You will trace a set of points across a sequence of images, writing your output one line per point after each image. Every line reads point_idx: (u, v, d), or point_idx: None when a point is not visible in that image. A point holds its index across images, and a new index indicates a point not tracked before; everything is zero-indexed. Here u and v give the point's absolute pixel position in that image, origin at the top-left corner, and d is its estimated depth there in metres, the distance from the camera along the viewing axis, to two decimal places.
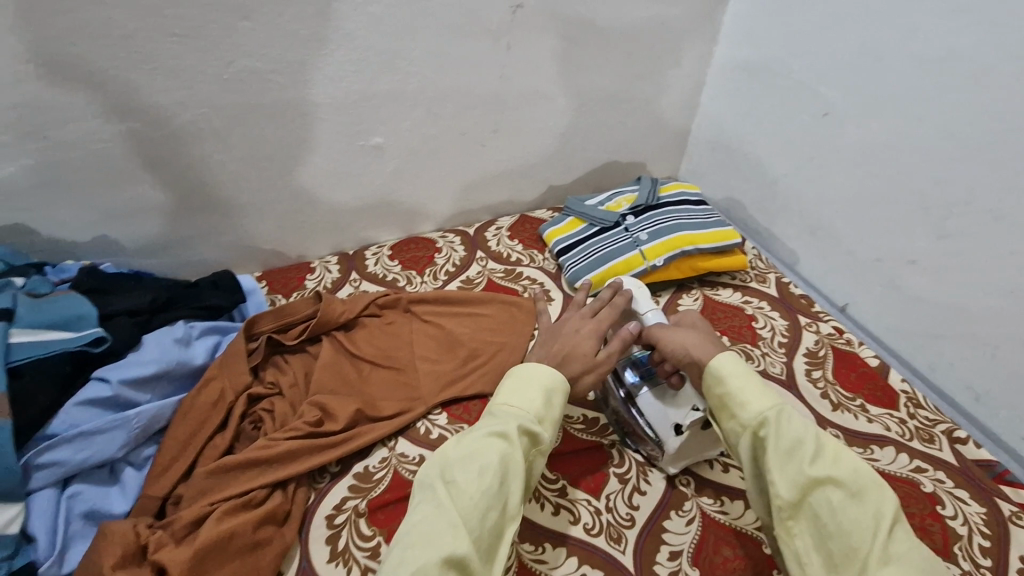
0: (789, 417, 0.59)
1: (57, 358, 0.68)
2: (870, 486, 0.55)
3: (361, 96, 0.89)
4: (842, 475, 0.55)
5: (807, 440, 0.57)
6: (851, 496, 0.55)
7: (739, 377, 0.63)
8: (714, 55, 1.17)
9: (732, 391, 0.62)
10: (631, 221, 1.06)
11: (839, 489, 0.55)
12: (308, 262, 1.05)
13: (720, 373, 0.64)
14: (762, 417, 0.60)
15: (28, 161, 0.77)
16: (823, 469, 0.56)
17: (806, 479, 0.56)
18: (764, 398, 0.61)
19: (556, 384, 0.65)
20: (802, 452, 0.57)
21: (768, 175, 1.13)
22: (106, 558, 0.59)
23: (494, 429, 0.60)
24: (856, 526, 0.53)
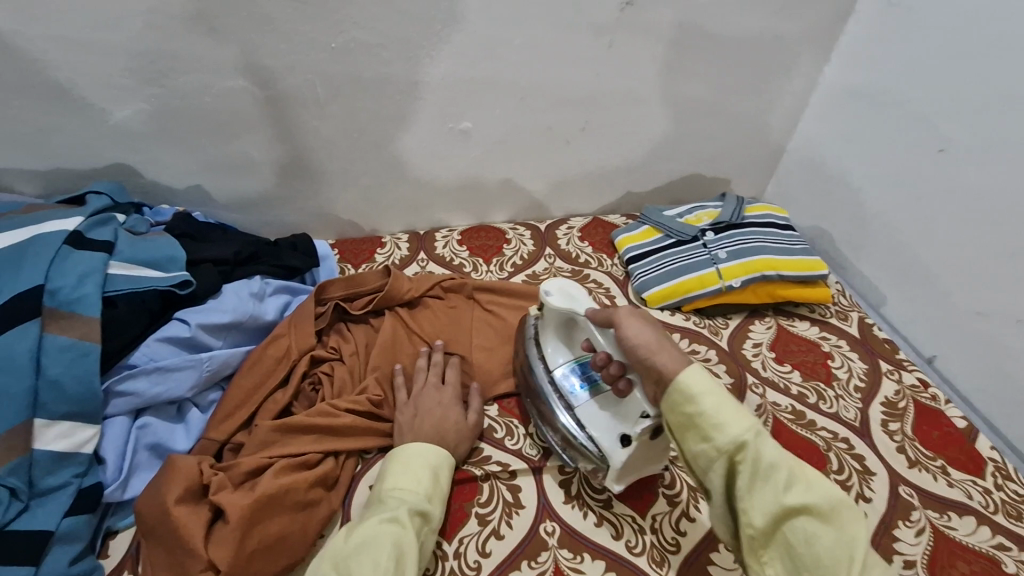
0: (764, 440, 0.55)
1: (147, 294, 0.70)
2: (842, 510, 0.54)
3: (458, 79, 0.89)
4: (817, 501, 0.53)
5: (782, 467, 0.54)
6: (826, 523, 0.53)
7: (712, 396, 0.57)
8: (822, 77, 1.10)
9: (704, 414, 0.56)
10: (710, 238, 1.02)
11: (813, 517, 0.53)
12: (380, 237, 1.07)
13: (690, 390, 0.58)
14: (736, 443, 0.55)
15: (145, 107, 0.81)
16: (799, 497, 0.53)
17: (781, 509, 0.53)
18: (739, 420, 0.56)
19: (440, 459, 0.68)
20: (777, 482, 0.54)
21: (864, 209, 1.06)
22: (171, 490, 0.61)
23: (384, 516, 0.60)
24: (833, 557, 0.51)
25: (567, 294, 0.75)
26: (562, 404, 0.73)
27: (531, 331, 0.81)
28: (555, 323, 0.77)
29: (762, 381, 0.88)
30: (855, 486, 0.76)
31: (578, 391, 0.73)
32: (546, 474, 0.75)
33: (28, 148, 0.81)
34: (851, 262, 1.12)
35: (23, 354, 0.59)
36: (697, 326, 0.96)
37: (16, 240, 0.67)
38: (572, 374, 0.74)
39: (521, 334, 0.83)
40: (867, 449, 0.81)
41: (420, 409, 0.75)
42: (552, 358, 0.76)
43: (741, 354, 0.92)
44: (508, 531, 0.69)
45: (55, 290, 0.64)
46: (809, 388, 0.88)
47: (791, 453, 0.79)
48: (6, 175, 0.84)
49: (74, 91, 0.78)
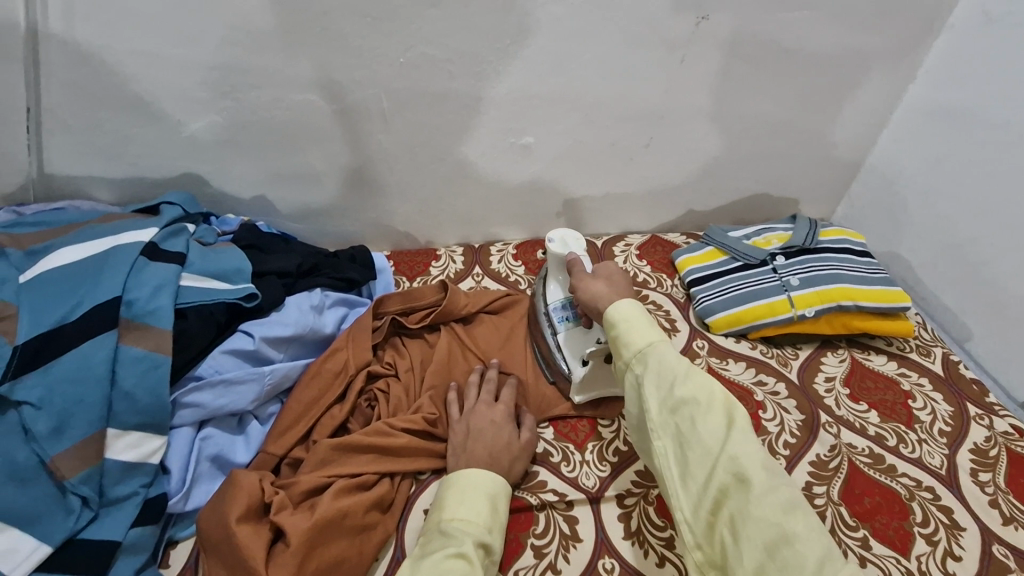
0: (665, 346, 0.62)
1: (215, 307, 0.71)
2: (728, 404, 0.58)
3: (524, 94, 0.88)
4: (706, 394, 0.58)
5: (675, 366, 0.60)
6: (713, 413, 0.57)
7: (626, 314, 0.66)
8: (905, 94, 1.03)
9: (618, 329, 0.66)
10: (781, 262, 0.97)
11: (700, 407, 0.57)
12: (435, 249, 1.06)
13: (613, 309, 0.67)
14: (638, 349, 0.63)
15: (217, 119, 0.82)
16: (690, 389, 0.58)
17: (672, 400, 0.58)
18: (645, 332, 0.64)
19: (498, 487, 0.66)
20: (670, 378, 0.60)
21: (952, 236, 0.99)
22: (233, 507, 0.62)
23: (450, 551, 0.58)
24: (713, 439, 0.56)
25: (564, 242, 0.82)
26: (549, 329, 0.83)
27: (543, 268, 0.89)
28: (554, 266, 0.84)
29: (836, 419, 0.83)
30: (943, 542, 0.70)
31: (564, 321, 0.82)
32: (604, 505, 0.72)
33: (107, 158, 0.84)
34: (934, 293, 1.04)
35: (99, 366, 0.60)
36: (764, 356, 0.91)
37: (96, 250, 0.69)
38: (561, 308, 0.83)
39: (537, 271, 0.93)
40: (956, 502, 0.74)
41: (473, 427, 0.73)
42: (551, 293, 0.84)
43: (812, 388, 0.87)
44: (565, 566, 0.67)
45: (131, 301, 0.65)
46: (889, 430, 0.82)
47: (870, 501, 0.74)
48: (85, 183, 0.86)
49: (152, 103, 0.80)
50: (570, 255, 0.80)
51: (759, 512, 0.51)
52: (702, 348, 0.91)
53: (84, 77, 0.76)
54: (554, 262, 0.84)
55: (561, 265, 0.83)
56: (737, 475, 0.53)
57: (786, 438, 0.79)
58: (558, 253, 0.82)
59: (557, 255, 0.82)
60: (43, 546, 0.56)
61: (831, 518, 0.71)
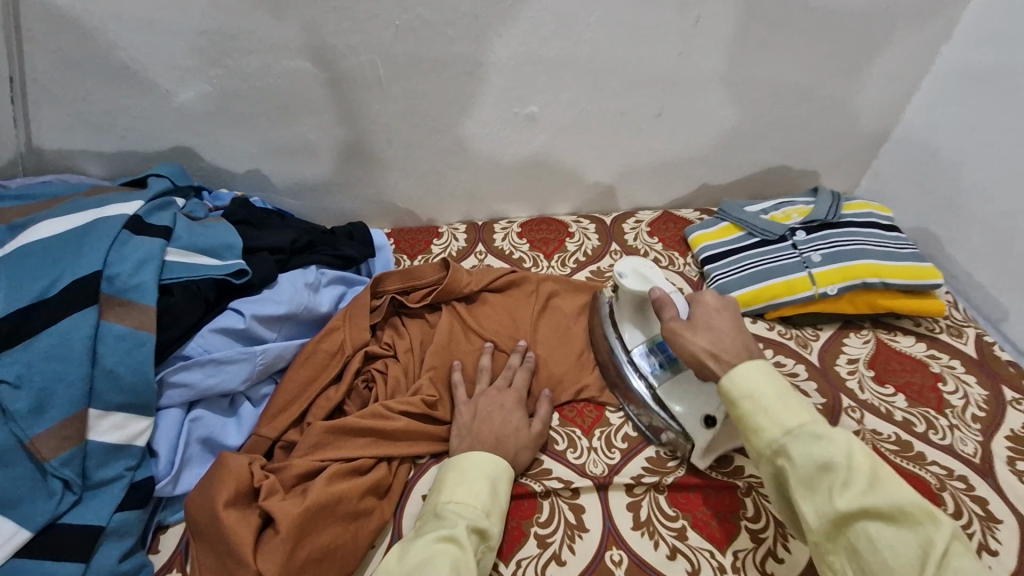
0: (814, 438, 0.52)
1: (203, 283, 0.68)
2: (913, 506, 0.48)
3: (528, 58, 0.82)
4: (880, 503, 0.49)
5: (834, 468, 0.50)
6: (895, 526, 0.48)
7: (758, 395, 0.56)
8: (938, 57, 0.96)
9: (749, 416, 0.56)
10: (801, 238, 0.91)
11: (878, 522, 0.49)
12: (437, 227, 1.02)
13: (736, 391, 0.57)
14: (779, 441, 0.54)
15: (207, 88, 0.78)
16: (856, 500, 0.49)
17: (836, 512, 0.50)
18: (785, 418, 0.54)
19: (500, 469, 0.63)
20: (827, 483, 0.51)
21: (987, 210, 0.93)
22: (221, 491, 0.59)
23: (442, 534, 0.55)
24: (901, 562, 0.47)
25: (639, 275, 0.75)
26: (641, 384, 0.74)
27: (608, 311, 0.81)
28: (629, 305, 0.77)
29: (860, 404, 0.78)
30: (977, 535, 0.66)
31: (656, 370, 0.74)
32: (612, 492, 0.68)
33: (95, 130, 0.81)
34: (966, 271, 0.99)
35: (80, 342, 0.58)
36: (783, 337, 0.86)
37: (78, 223, 0.66)
38: (648, 355, 0.75)
39: (595, 310, 0.84)
40: (991, 493, 0.70)
41: (480, 409, 0.70)
42: (630, 339, 0.76)
43: (834, 370, 0.82)
44: (571, 557, 0.63)
45: (113, 276, 0.62)
46: (917, 415, 0.77)
47: None
48: (76, 156, 0.84)
49: (139, 71, 0.76)
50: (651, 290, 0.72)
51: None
52: None
53: (66, 44, 0.72)
54: (630, 299, 0.76)
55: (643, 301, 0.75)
56: None
57: None
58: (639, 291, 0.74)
59: (632, 290, 0.74)
60: (23, 531, 0.53)
61: None
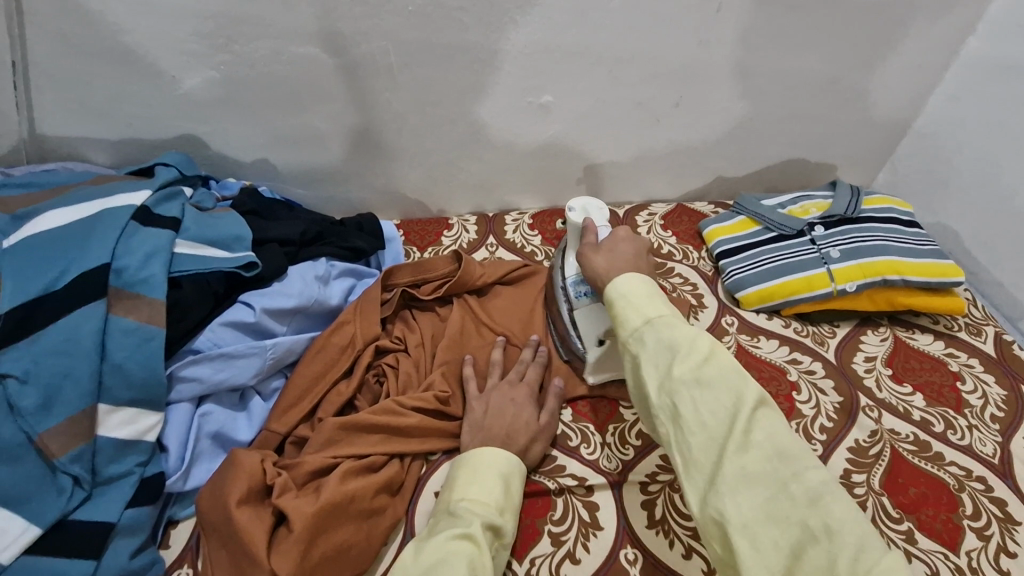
0: (666, 321, 0.53)
1: (213, 276, 0.67)
2: (736, 376, 0.50)
3: (544, 47, 0.80)
4: (709, 373, 0.50)
5: (678, 346, 0.51)
6: (719, 394, 0.49)
7: (630, 291, 0.57)
8: (964, 48, 0.93)
9: (616, 309, 0.57)
10: (819, 233, 0.90)
11: (707, 391, 0.49)
12: (447, 218, 1.00)
13: (614, 289, 0.58)
14: (637, 329, 0.54)
15: (214, 75, 0.76)
16: (690, 370, 0.50)
17: (670, 381, 0.50)
18: (647, 307, 0.55)
19: (512, 466, 0.62)
20: (669, 360, 0.51)
21: (1010, 205, 0.91)
22: (234, 489, 0.58)
23: (456, 532, 0.54)
24: (717, 424, 0.48)
25: (584, 209, 0.72)
26: (564, 305, 0.74)
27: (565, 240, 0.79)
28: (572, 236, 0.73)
29: (878, 403, 0.77)
30: (997, 538, 0.65)
31: (581, 296, 0.72)
32: (626, 491, 0.67)
33: (100, 117, 0.79)
34: (986, 268, 0.97)
35: (88, 337, 0.57)
36: (799, 334, 0.85)
37: (85, 213, 0.64)
38: (580, 282, 0.72)
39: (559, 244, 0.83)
40: (1009, 494, 0.69)
41: (492, 404, 0.69)
42: (568, 266, 0.74)
43: (851, 368, 0.81)
44: (585, 556, 0.62)
45: (121, 269, 0.61)
46: (935, 415, 0.76)
47: (915, 491, 0.68)
48: (82, 144, 0.82)
49: (145, 57, 0.74)
50: (586, 221, 0.70)
51: (772, 500, 0.45)
52: (731, 325, 0.85)
53: (70, 28, 0.70)
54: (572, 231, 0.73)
55: (578, 235, 0.72)
56: (750, 472, 0.46)
57: (823, 422, 0.74)
58: (576, 222, 0.71)
59: (575, 225, 0.72)
60: (33, 528, 0.52)
61: (873, 508, 0.66)
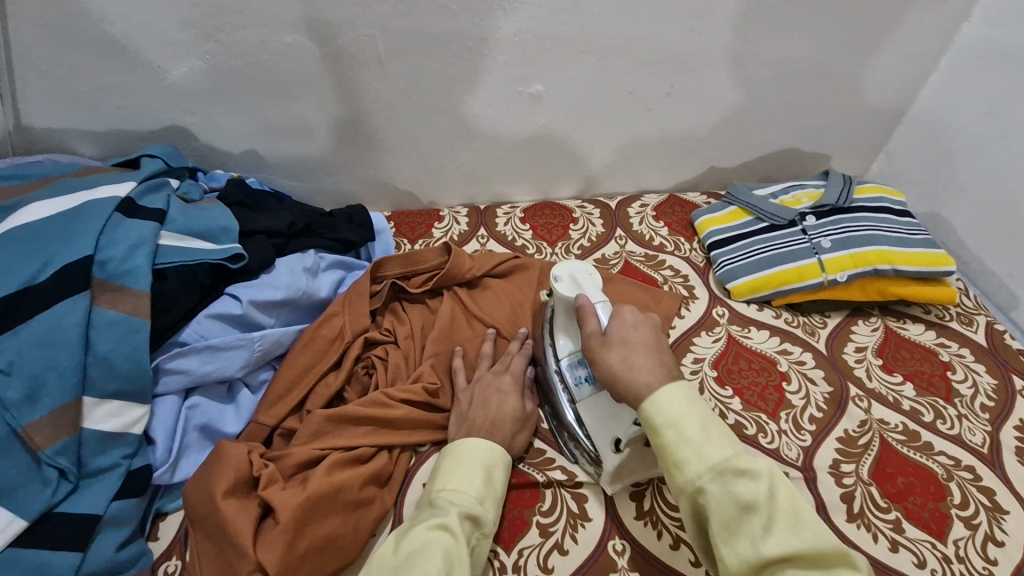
0: (740, 475, 0.49)
1: (198, 268, 0.66)
2: (829, 547, 0.46)
3: (534, 35, 0.79)
4: (801, 548, 0.46)
5: (756, 508, 0.47)
6: (815, 570, 0.46)
7: (683, 425, 0.52)
8: (959, 35, 0.92)
9: (670, 446, 0.52)
10: (811, 223, 0.89)
11: (801, 568, 0.46)
12: (437, 210, 1.00)
13: (659, 416, 0.53)
14: (698, 481, 0.50)
15: (200, 64, 0.76)
16: (778, 544, 0.46)
17: (759, 559, 0.46)
18: (710, 452, 0.50)
19: (495, 455, 0.62)
20: (748, 527, 0.47)
21: (1004, 194, 0.90)
22: (219, 481, 0.58)
23: (434, 522, 0.54)
24: None
25: (573, 280, 0.68)
26: (565, 397, 0.69)
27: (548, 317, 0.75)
28: (564, 313, 0.70)
29: (867, 393, 0.76)
30: (984, 526, 0.65)
31: (581, 383, 0.68)
32: (615, 483, 0.67)
33: (86, 108, 0.78)
34: (978, 258, 0.97)
35: (72, 328, 0.56)
36: (790, 324, 0.85)
37: (69, 206, 0.64)
38: (576, 366, 0.69)
39: (539, 316, 0.78)
40: (998, 483, 0.69)
41: (479, 395, 0.69)
42: (561, 347, 0.70)
43: (842, 358, 0.81)
44: (573, 546, 0.63)
45: (105, 261, 0.60)
46: (925, 405, 0.76)
47: (904, 480, 0.68)
48: (67, 136, 0.81)
49: (130, 47, 0.73)
50: (580, 297, 0.66)
51: None
52: (723, 316, 0.85)
53: (52, 16, 0.69)
54: (563, 308, 0.70)
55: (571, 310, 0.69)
56: None
57: (812, 412, 0.74)
58: (568, 296, 0.67)
59: (566, 298, 0.68)
60: (19, 520, 0.52)
61: (861, 498, 0.66)
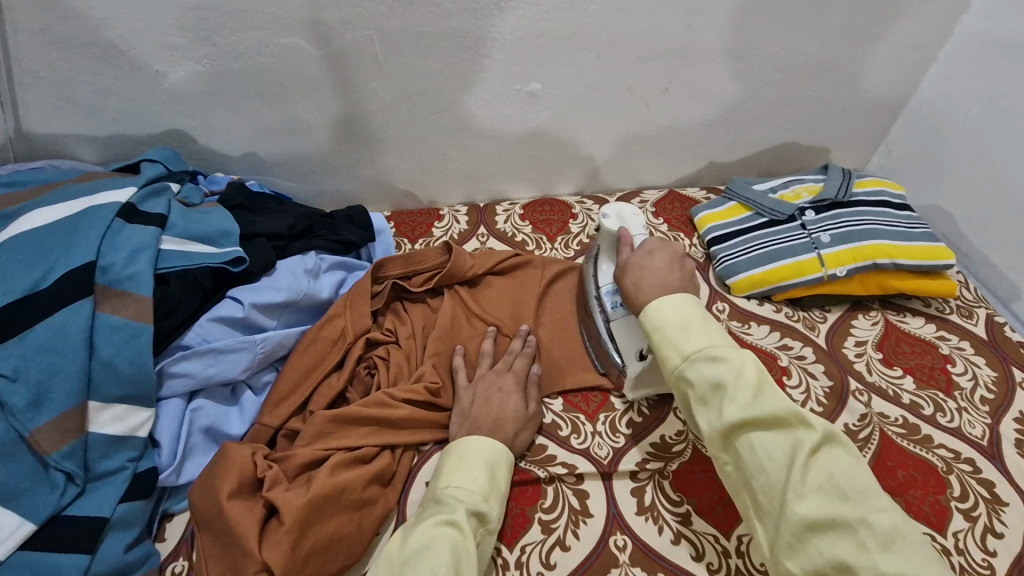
0: (711, 358, 0.53)
1: (199, 272, 0.67)
2: (786, 412, 0.49)
3: (530, 33, 0.79)
4: (759, 414, 0.49)
5: (723, 384, 0.51)
6: (774, 431, 0.49)
7: (666, 324, 0.57)
8: (957, 27, 0.92)
9: (658, 346, 0.57)
10: (811, 218, 0.89)
11: (760, 429, 0.50)
12: (437, 209, 1.00)
13: (650, 322, 0.58)
14: (680, 367, 0.55)
15: (198, 68, 0.76)
16: (740, 413, 0.50)
17: (723, 425, 0.50)
18: (687, 342, 0.55)
19: (498, 454, 0.62)
20: (716, 400, 0.52)
21: (1005, 185, 0.90)
22: (224, 483, 0.59)
23: (441, 518, 0.54)
24: (778, 465, 0.48)
25: (620, 217, 0.71)
26: (600, 317, 0.74)
27: (594, 246, 0.79)
28: (608, 245, 0.73)
29: (867, 387, 0.77)
30: (983, 518, 0.65)
31: (616, 307, 0.72)
32: (616, 480, 0.68)
33: (86, 113, 0.79)
34: (978, 250, 0.96)
35: (76, 334, 0.57)
36: (790, 319, 0.85)
37: (70, 211, 0.64)
38: (614, 292, 0.72)
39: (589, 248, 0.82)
40: (997, 475, 0.69)
41: (481, 394, 0.69)
42: (602, 275, 0.74)
43: (842, 353, 0.81)
44: (575, 543, 0.63)
45: (107, 266, 0.61)
46: (925, 398, 0.76)
47: (903, 473, 0.68)
48: (68, 141, 0.82)
49: (128, 52, 0.73)
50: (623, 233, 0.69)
51: (846, 551, 0.44)
52: (723, 312, 0.85)
53: (49, 23, 0.69)
54: (608, 239, 0.73)
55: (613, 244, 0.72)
56: (817, 518, 0.46)
57: (812, 406, 0.74)
58: (611, 230, 0.71)
59: (609, 233, 0.71)
60: (28, 524, 0.53)
61: None
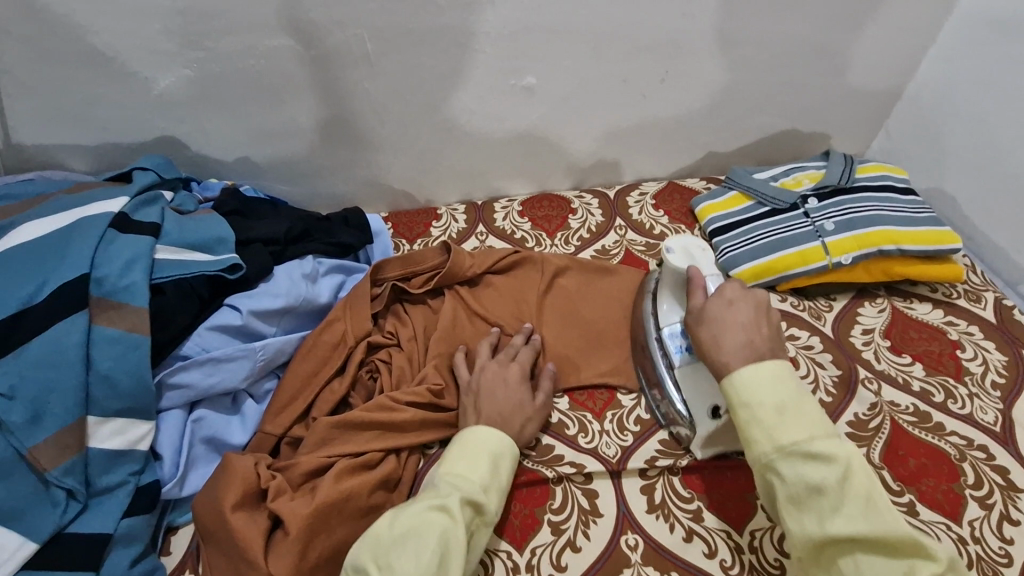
0: (815, 458, 0.49)
1: (195, 280, 0.66)
2: (898, 535, 0.47)
3: (524, 25, 0.78)
4: (867, 531, 0.47)
5: (830, 492, 0.48)
6: (880, 552, 0.47)
7: (759, 406, 0.52)
8: (956, 6, 0.90)
9: (744, 425, 0.53)
10: (813, 206, 0.88)
11: (866, 547, 0.47)
12: (435, 208, 0.99)
13: (738, 396, 0.53)
14: (774, 459, 0.51)
15: (187, 73, 0.75)
16: (846, 526, 0.47)
17: (824, 535, 0.48)
18: (785, 434, 0.51)
19: (504, 447, 0.61)
20: (819, 505, 0.48)
21: (1009, 165, 0.89)
22: (227, 495, 0.58)
23: (434, 503, 0.54)
24: None
25: (687, 252, 0.69)
26: (663, 363, 0.70)
27: (653, 284, 0.77)
28: (671, 281, 0.72)
29: (877, 374, 0.76)
30: (998, 505, 0.64)
31: (681, 352, 0.69)
32: (625, 478, 0.67)
33: (76, 123, 0.77)
34: (983, 232, 0.95)
35: (72, 348, 0.56)
36: (796, 309, 0.84)
37: (62, 224, 0.63)
38: (678, 334, 0.70)
39: (642, 287, 0.79)
40: (1011, 461, 0.68)
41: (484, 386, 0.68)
42: (665, 315, 0.72)
43: (849, 342, 0.80)
44: (586, 543, 0.62)
45: (101, 278, 0.60)
46: (935, 384, 0.75)
47: (916, 462, 0.68)
48: (58, 151, 0.80)
49: (116, 59, 0.72)
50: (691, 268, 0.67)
51: None
52: None
53: (34, 31, 0.68)
54: (672, 276, 0.71)
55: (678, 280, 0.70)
56: None
57: (821, 397, 0.73)
58: (679, 267, 0.69)
59: (676, 269, 0.69)
60: (29, 543, 0.53)
61: None
